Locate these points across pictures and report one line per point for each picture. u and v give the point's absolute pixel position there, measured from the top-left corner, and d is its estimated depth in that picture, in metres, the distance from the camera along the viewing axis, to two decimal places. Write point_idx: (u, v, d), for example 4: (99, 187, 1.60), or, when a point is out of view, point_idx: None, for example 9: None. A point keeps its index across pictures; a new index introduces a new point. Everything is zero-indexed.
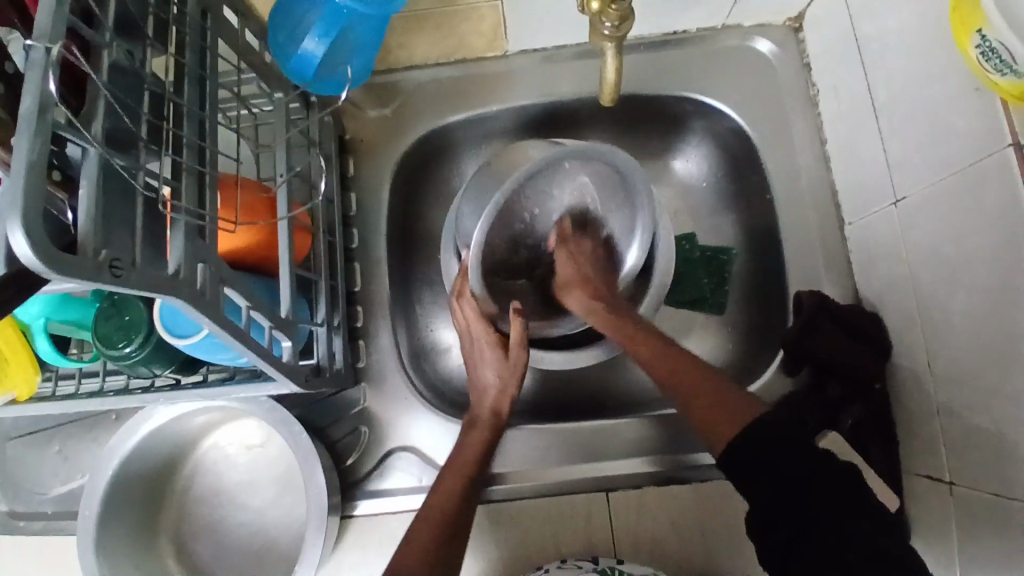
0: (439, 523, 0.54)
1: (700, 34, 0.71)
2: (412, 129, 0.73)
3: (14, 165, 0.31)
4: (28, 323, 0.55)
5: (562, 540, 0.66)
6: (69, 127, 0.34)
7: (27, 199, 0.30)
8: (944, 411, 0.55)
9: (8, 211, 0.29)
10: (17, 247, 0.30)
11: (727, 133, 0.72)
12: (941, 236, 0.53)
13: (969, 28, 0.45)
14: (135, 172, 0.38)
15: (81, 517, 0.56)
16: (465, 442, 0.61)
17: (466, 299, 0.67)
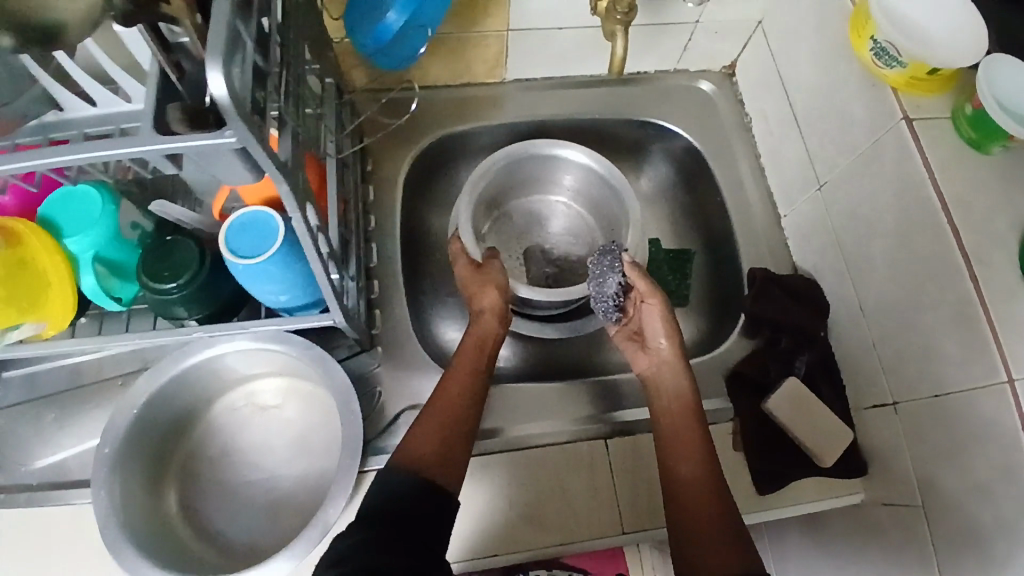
0: (436, 428, 0.60)
1: (657, 74, 0.88)
2: (422, 135, 0.83)
3: (214, 27, 0.38)
4: (77, 258, 0.58)
5: (583, 489, 0.69)
6: (239, 18, 0.42)
7: (223, 49, 0.38)
8: (878, 342, 0.69)
9: (208, 52, 0.36)
10: (214, 86, 0.37)
11: (682, 153, 0.89)
12: (859, 203, 0.69)
13: (864, 35, 0.65)
14: (267, 73, 0.46)
15: (98, 455, 0.56)
16: (458, 366, 0.66)
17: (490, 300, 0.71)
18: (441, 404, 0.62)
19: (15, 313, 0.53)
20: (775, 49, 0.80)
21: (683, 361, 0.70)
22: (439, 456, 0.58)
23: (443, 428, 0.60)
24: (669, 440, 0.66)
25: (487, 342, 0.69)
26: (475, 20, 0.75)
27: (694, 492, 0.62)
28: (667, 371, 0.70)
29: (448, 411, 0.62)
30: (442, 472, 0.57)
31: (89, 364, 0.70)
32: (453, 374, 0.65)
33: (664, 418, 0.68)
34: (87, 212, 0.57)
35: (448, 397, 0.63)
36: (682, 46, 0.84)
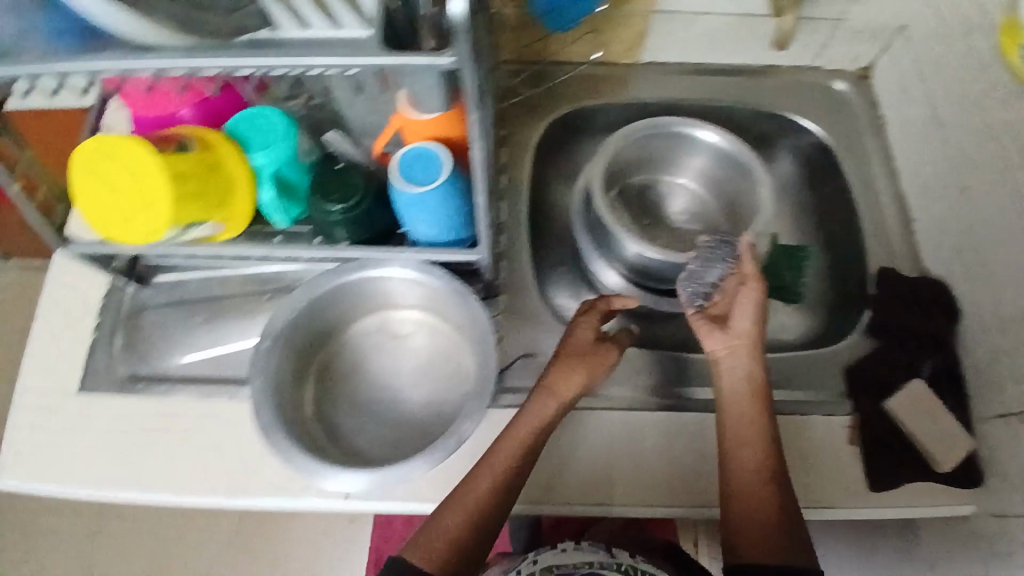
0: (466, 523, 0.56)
1: (792, 70, 0.88)
2: (556, 106, 0.86)
3: None
4: (258, 171, 0.63)
5: (689, 459, 0.68)
6: None
7: None
8: (1012, 350, 0.66)
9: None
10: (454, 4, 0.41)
11: (810, 149, 0.88)
12: (1004, 207, 0.68)
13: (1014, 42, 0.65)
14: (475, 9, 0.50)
15: (259, 349, 0.63)
16: (524, 421, 0.61)
17: (575, 387, 0.63)
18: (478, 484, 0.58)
19: (201, 211, 0.59)
20: (922, 50, 0.79)
21: (761, 351, 0.65)
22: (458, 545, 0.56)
23: (477, 507, 0.57)
24: (733, 428, 0.63)
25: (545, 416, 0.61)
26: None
27: (750, 494, 0.59)
28: (738, 353, 0.65)
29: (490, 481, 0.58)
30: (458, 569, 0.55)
31: (233, 279, 0.76)
32: (519, 424, 0.61)
33: (731, 400, 0.64)
34: (272, 131, 0.62)
35: (497, 459, 0.59)
36: (822, 43, 0.84)
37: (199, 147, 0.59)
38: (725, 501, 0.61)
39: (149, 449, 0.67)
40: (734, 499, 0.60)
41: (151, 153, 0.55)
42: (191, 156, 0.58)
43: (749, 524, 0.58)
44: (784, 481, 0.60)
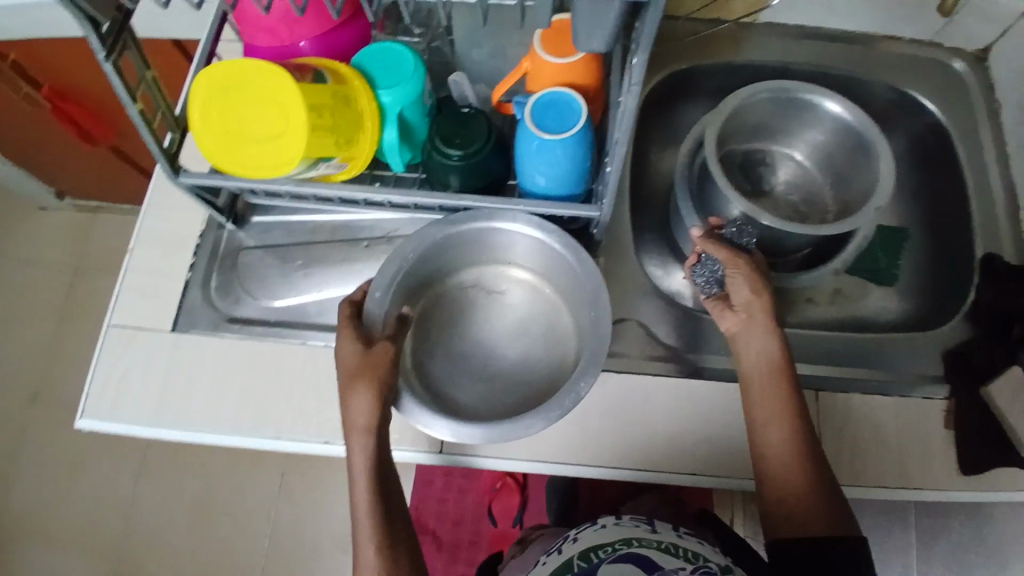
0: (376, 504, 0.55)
1: (910, 43, 0.85)
2: (665, 66, 0.82)
3: None
4: (384, 110, 0.60)
5: None
6: None
7: None
8: None
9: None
10: None
11: (919, 127, 0.85)
12: None
13: None
14: None
15: (374, 298, 0.61)
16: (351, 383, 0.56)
17: (366, 412, 0.56)
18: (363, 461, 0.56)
19: (332, 146, 0.56)
20: None
21: (772, 320, 0.64)
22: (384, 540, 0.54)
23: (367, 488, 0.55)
24: (755, 405, 0.63)
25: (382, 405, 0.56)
26: None
27: (781, 471, 0.60)
28: (750, 331, 0.64)
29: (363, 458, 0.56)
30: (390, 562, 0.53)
31: (331, 222, 0.74)
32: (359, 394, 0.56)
33: (748, 379, 0.64)
34: (401, 69, 0.60)
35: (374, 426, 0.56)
36: (948, 18, 0.80)
37: (333, 80, 0.57)
38: (757, 479, 0.62)
39: (252, 388, 0.67)
40: (764, 476, 0.61)
41: (288, 79, 0.53)
42: (326, 87, 0.55)
43: (777, 503, 0.60)
44: (811, 455, 0.60)
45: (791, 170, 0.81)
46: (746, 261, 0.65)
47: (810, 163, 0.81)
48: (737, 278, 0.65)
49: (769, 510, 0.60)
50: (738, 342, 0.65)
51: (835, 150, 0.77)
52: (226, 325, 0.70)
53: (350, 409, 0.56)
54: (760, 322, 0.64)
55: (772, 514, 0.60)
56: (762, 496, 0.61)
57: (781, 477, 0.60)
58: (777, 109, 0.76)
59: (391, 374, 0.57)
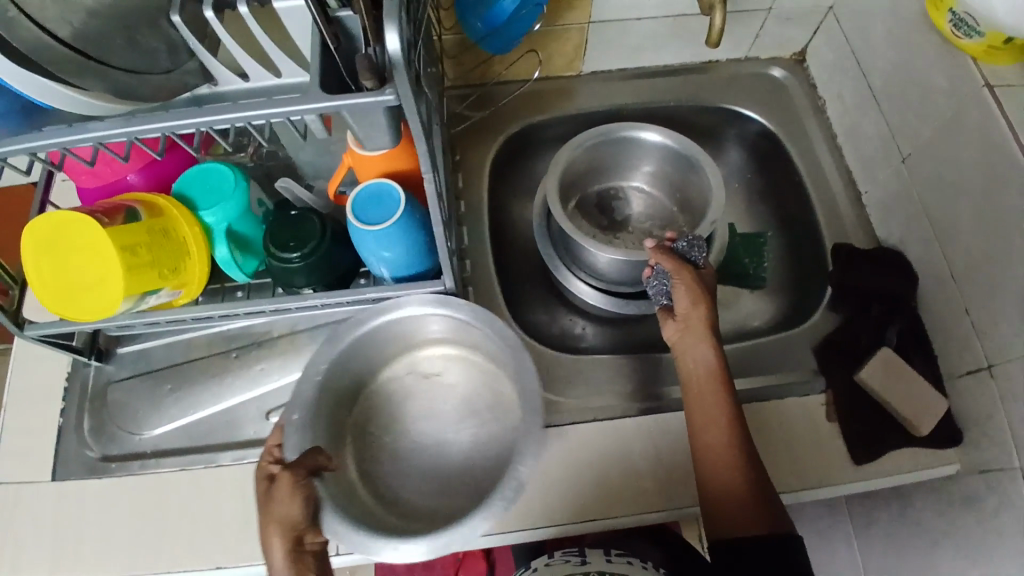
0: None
1: (727, 63, 0.91)
2: (505, 128, 0.86)
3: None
4: (211, 229, 0.61)
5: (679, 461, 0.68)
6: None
7: (395, 11, 0.41)
8: (971, 306, 0.69)
9: (387, 14, 0.40)
10: (389, 43, 0.41)
11: (755, 136, 0.90)
12: (943, 171, 0.70)
13: (943, 8, 0.67)
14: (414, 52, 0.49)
15: (289, 422, 0.61)
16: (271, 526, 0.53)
17: (281, 552, 0.52)
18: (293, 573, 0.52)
19: (158, 277, 0.57)
20: (848, 30, 0.81)
21: (711, 327, 0.65)
22: None
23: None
24: (694, 408, 0.63)
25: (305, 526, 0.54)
26: (561, 13, 0.79)
27: (719, 470, 0.60)
28: (690, 337, 0.65)
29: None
30: None
31: (201, 339, 0.74)
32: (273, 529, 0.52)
33: (688, 384, 0.64)
34: (220, 188, 0.61)
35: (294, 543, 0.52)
36: (753, 34, 0.87)
37: (148, 214, 0.57)
38: (699, 479, 0.61)
39: (135, 528, 0.65)
40: (706, 479, 0.60)
41: (96, 226, 0.54)
42: (140, 223, 0.56)
43: (719, 507, 0.58)
44: (750, 452, 0.60)
45: (643, 201, 0.85)
46: (689, 274, 0.67)
47: (658, 192, 0.84)
48: (682, 287, 0.67)
49: (711, 508, 0.59)
50: (681, 349, 0.66)
51: (674, 171, 0.81)
52: (103, 468, 0.68)
53: (269, 549, 0.52)
54: (702, 326, 0.65)
55: (713, 511, 0.59)
56: (704, 495, 0.60)
57: (725, 473, 0.59)
58: (611, 148, 0.80)
59: (305, 509, 0.54)
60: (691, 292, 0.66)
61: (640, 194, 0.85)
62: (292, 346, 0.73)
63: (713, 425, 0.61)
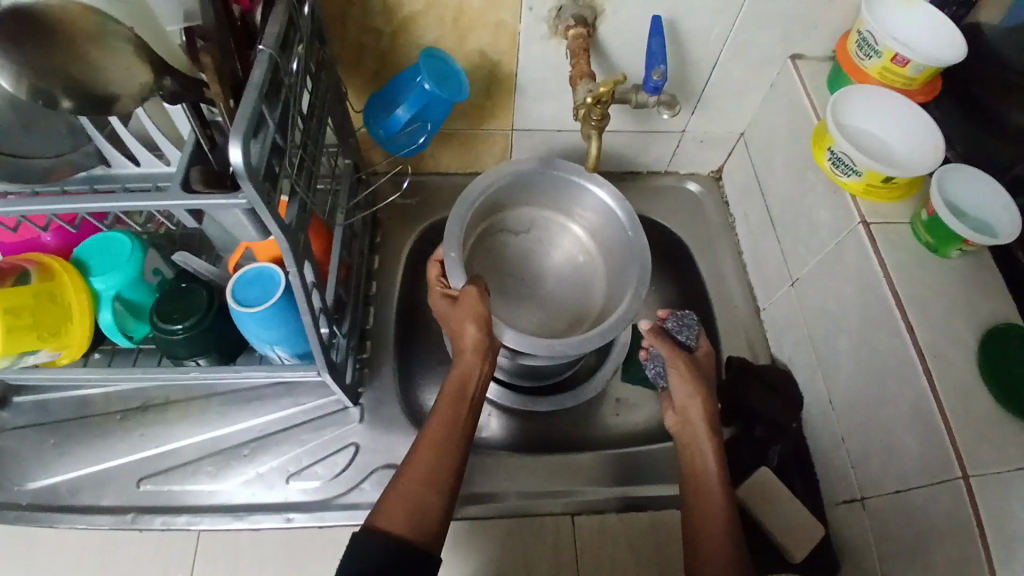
0: (421, 478, 0.57)
1: (647, 175, 0.97)
2: (430, 216, 0.91)
3: (242, 111, 0.46)
4: (99, 295, 0.65)
5: (535, 565, 0.69)
6: (264, 115, 0.50)
7: (246, 129, 0.45)
8: (846, 435, 0.69)
9: (232, 130, 0.43)
10: (232, 155, 0.44)
11: (670, 245, 0.94)
12: (825, 298, 0.73)
13: (823, 146, 0.70)
14: (282, 160, 0.53)
15: (447, 258, 0.69)
16: (434, 417, 0.61)
17: (472, 338, 0.63)
18: (428, 439, 0.59)
19: (36, 339, 0.60)
20: (755, 158, 0.87)
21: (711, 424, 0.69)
22: (421, 505, 0.55)
23: (424, 476, 0.57)
24: (695, 484, 0.67)
25: (471, 382, 0.63)
26: (483, 119, 0.83)
27: (710, 528, 0.63)
28: (694, 420, 0.70)
29: (427, 459, 0.58)
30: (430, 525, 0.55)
31: (97, 397, 0.74)
32: (436, 415, 0.61)
33: (689, 461, 0.69)
34: (116, 255, 0.65)
35: (427, 445, 0.59)
36: (671, 152, 0.92)
37: (39, 277, 0.61)
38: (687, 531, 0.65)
39: None
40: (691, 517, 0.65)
41: None
42: (27, 288, 0.59)
43: (700, 559, 0.62)
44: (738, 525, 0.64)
45: (570, 245, 0.87)
46: (684, 364, 0.70)
47: (587, 241, 0.86)
48: (680, 366, 0.71)
49: (697, 555, 0.62)
50: (684, 431, 0.70)
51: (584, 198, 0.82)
52: None
53: (462, 332, 0.64)
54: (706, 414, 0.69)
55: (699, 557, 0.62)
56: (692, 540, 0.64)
57: (716, 538, 0.62)
58: (536, 184, 0.81)
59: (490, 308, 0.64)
60: (695, 381, 0.71)
61: (570, 238, 0.86)
62: (184, 414, 0.75)
63: (707, 500, 0.65)
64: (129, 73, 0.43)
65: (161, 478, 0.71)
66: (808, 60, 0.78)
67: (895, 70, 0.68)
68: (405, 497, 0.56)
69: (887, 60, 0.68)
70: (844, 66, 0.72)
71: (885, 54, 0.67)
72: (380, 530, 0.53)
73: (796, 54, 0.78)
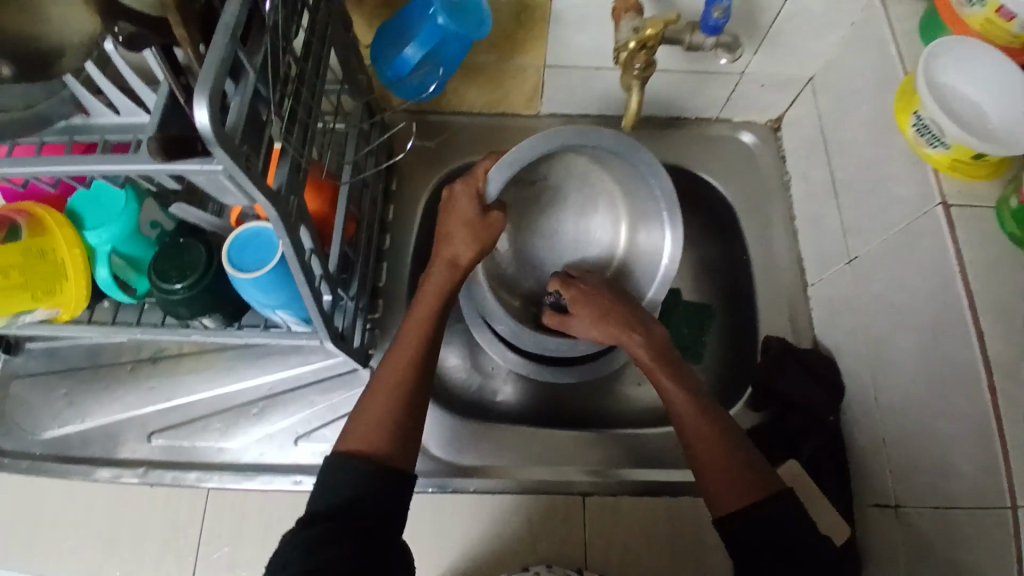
0: (388, 397, 0.54)
1: (696, 122, 0.86)
2: (451, 161, 0.83)
3: (207, 65, 0.39)
4: (94, 250, 0.62)
5: (543, 545, 0.68)
6: (241, 64, 0.43)
7: (212, 85, 0.38)
8: (890, 437, 0.63)
9: (195, 88, 0.37)
10: (196, 117, 0.38)
11: (714, 204, 0.85)
12: (886, 283, 0.65)
13: (908, 110, 0.60)
14: (271, 114, 0.47)
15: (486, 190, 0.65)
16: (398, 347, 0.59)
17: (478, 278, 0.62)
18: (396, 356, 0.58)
19: (30, 300, 0.56)
20: (822, 111, 0.76)
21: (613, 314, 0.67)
22: (391, 426, 0.53)
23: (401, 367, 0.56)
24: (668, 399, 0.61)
25: (452, 271, 0.63)
26: (512, 56, 0.73)
27: (703, 438, 0.57)
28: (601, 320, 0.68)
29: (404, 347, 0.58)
30: (394, 461, 0.52)
31: (106, 346, 0.75)
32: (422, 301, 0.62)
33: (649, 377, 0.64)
34: (109, 206, 0.60)
35: (399, 348, 0.58)
36: (726, 98, 0.82)
37: (29, 232, 0.57)
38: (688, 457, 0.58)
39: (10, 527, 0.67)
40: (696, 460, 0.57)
41: None
42: (17, 244, 0.55)
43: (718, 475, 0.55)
44: (733, 430, 0.58)
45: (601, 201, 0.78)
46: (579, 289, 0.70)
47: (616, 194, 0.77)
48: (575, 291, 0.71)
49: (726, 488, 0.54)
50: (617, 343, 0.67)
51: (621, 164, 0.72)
52: None
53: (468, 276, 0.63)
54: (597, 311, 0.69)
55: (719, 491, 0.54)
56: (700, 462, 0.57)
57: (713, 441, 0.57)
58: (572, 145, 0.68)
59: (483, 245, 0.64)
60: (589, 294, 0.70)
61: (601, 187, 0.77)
62: (194, 369, 0.74)
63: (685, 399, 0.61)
64: (70, 24, 0.38)
65: (173, 432, 0.71)
66: None
67: (1001, 24, 0.56)
68: (372, 416, 0.54)
69: (991, 10, 0.55)
70: (945, 13, 0.60)
71: (990, 3, 0.55)
72: (347, 462, 0.50)
73: None
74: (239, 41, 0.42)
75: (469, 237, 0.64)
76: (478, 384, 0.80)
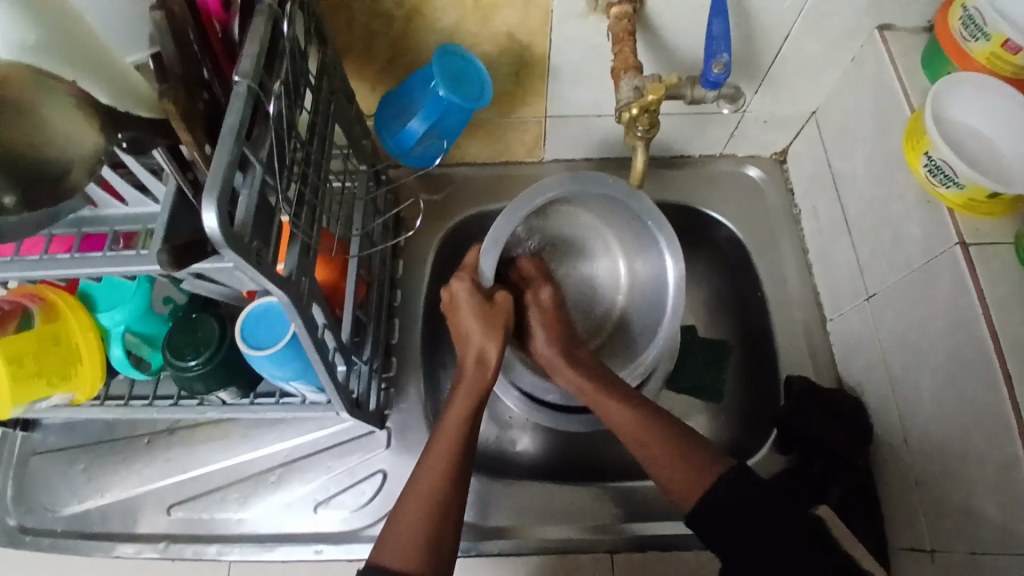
0: (429, 500, 0.53)
1: (701, 159, 0.86)
2: (457, 213, 0.83)
3: (214, 168, 0.39)
4: (108, 330, 0.62)
5: None
6: (248, 160, 0.43)
7: (220, 188, 0.38)
8: (919, 480, 0.62)
9: (204, 195, 0.37)
10: (206, 222, 0.38)
11: (724, 240, 0.84)
12: (905, 323, 0.63)
13: (918, 150, 0.59)
14: (279, 202, 0.47)
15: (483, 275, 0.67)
16: (434, 449, 0.57)
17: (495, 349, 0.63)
18: (432, 457, 0.56)
19: (46, 386, 0.56)
20: (828, 144, 0.75)
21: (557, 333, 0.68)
22: (432, 532, 0.52)
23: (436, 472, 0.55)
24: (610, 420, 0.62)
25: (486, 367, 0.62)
26: (513, 108, 0.73)
27: (649, 437, 0.60)
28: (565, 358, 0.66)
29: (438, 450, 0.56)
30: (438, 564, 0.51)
31: (123, 418, 0.75)
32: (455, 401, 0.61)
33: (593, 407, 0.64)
34: (123, 288, 0.61)
35: (432, 452, 0.57)
36: (729, 135, 0.81)
37: (42, 318, 0.57)
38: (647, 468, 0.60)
39: None
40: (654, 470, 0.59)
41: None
42: (31, 332, 0.55)
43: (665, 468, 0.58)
44: (665, 431, 0.59)
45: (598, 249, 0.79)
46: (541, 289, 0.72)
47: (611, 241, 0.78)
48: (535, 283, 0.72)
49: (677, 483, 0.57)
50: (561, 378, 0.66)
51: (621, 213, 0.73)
52: (11, 541, 0.71)
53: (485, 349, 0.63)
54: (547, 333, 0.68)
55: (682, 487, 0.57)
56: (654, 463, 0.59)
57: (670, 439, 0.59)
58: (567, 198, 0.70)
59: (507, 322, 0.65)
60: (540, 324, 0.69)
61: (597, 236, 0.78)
62: (211, 438, 0.73)
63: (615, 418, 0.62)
64: (74, 141, 0.38)
65: (191, 504, 0.71)
66: (897, 32, 0.65)
67: (1006, 56, 0.56)
68: (408, 522, 0.52)
69: (996, 45, 0.56)
70: (944, 49, 0.59)
71: (996, 37, 0.56)
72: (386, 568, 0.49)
73: (885, 26, 0.65)
74: (246, 138, 0.42)
75: (487, 331, 0.63)
76: (496, 437, 0.79)
